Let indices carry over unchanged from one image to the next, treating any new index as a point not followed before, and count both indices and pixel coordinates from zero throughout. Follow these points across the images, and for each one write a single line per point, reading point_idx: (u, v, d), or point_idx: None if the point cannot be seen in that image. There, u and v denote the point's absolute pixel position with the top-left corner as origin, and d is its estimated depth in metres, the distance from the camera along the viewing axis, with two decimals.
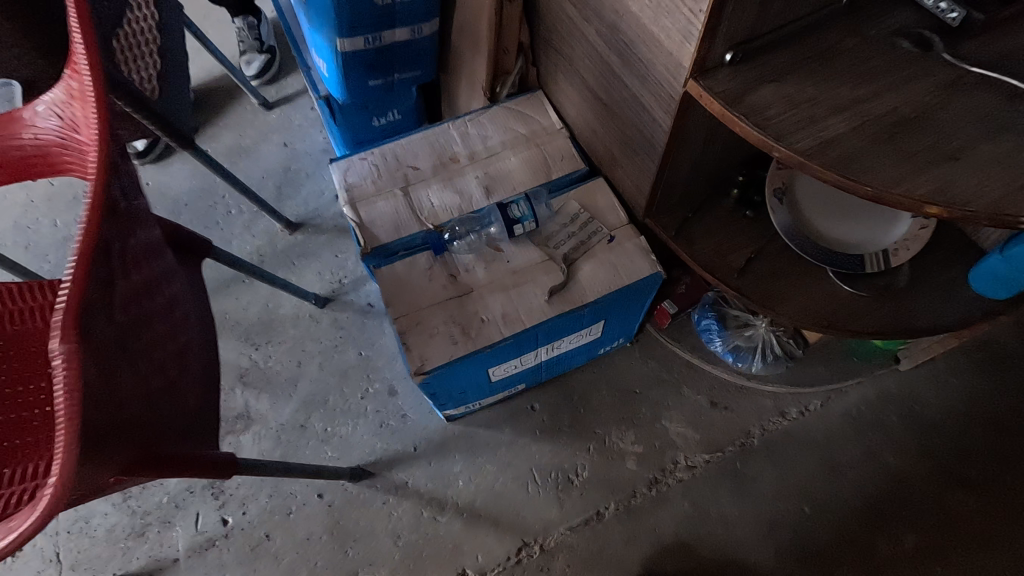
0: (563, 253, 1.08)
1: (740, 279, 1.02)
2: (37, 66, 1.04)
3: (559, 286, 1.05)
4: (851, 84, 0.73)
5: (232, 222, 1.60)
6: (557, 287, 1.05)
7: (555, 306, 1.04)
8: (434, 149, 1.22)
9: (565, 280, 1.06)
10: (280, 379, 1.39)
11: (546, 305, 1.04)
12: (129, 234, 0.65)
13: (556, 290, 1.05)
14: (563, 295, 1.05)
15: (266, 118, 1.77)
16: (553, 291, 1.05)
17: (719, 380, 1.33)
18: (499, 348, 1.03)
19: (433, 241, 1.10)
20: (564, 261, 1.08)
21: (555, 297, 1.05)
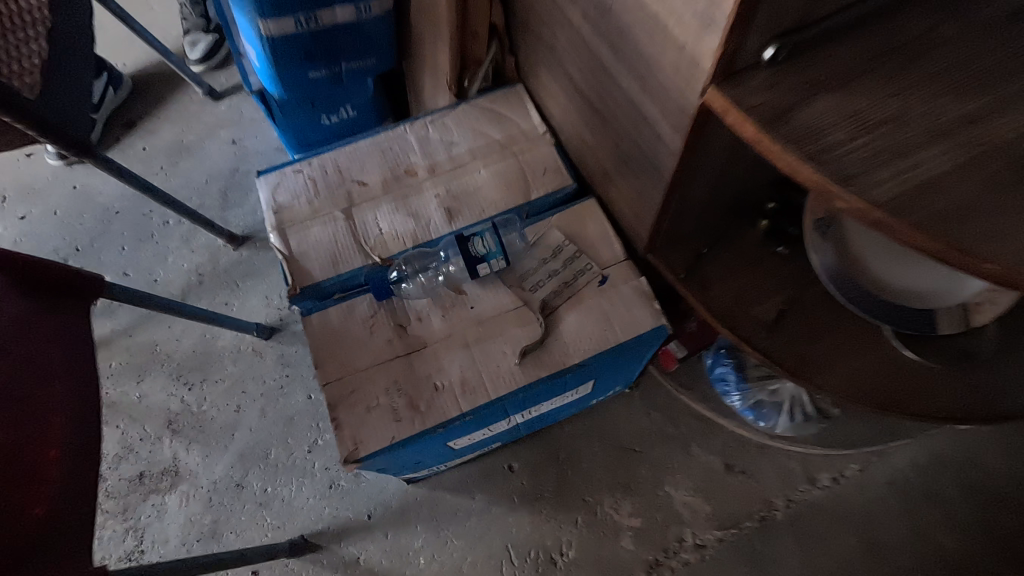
0: (541, 299, 0.85)
1: (769, 339, 0.78)
2: None
3: (535, 343, 0.82)
4: (956, 91, 0.48)
5: (169, 235, 1.38)
6: (532, 344, 0.82)
7: (530, 369, 0.81)
8: (386, 159, 0.98)
9: (542, 335, 0.83)
10: (215, 427, 1.18)
11: (517, 367, 0.82)
12: None
13: (531, 348, 0.82)
14: (540, 355, 0.82)
15: (213, 111, 1.53)
16: (526, 350, 0.82)
17: (735, 438, 1.10)
18: (455, 425, 0.80)
19: (373, 281, 0.86)
20: (542, 309, 0.85)
21: (529, 357, 0.82)
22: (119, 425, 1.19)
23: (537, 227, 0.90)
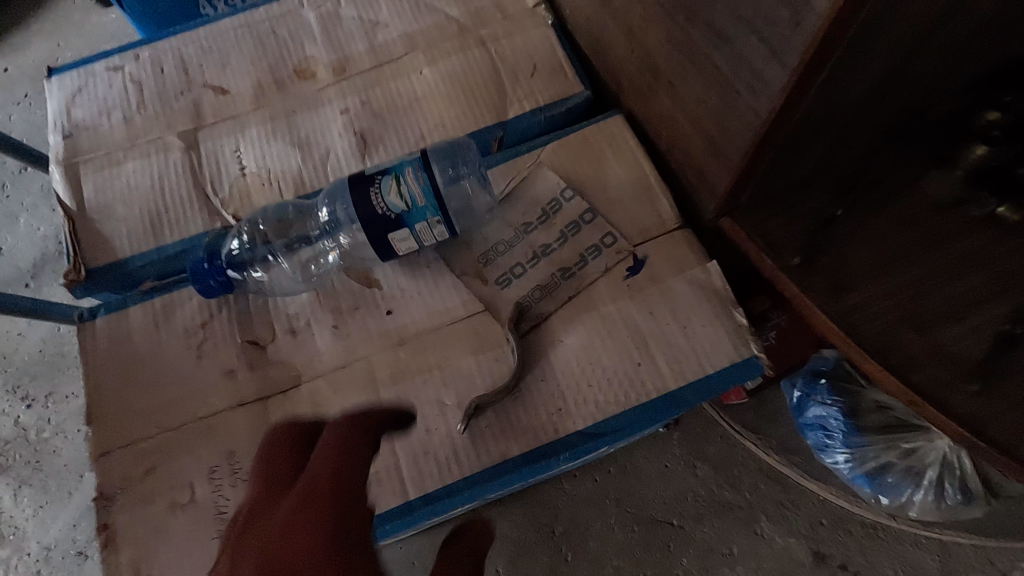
0: (518, 302, 0.45)
1: (984, 398, 0.38)
2: None
3: (499, 389, 0.43)
4: None
5: (26, 187, 1.00)
6: (493, 391, 0.42)
7: (488, 440, 0.42)
8: (266, 49, 0.57)
9: (515, 372, 0.43)
10: (58, 465, 0.81)
11: (461, 435, 0.42)
12: None
13: (491, 399, 0.42)
14: (510, 410, 0.43)
15: (103, 21, 1.13)
16: (481, 403, 0.42)
17: (832, 511, 0.69)
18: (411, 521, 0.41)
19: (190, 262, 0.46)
20: (515, 319, 0.45)
21: (487, 413, 0.43)
22: None
23: (516, 166, 0.50)
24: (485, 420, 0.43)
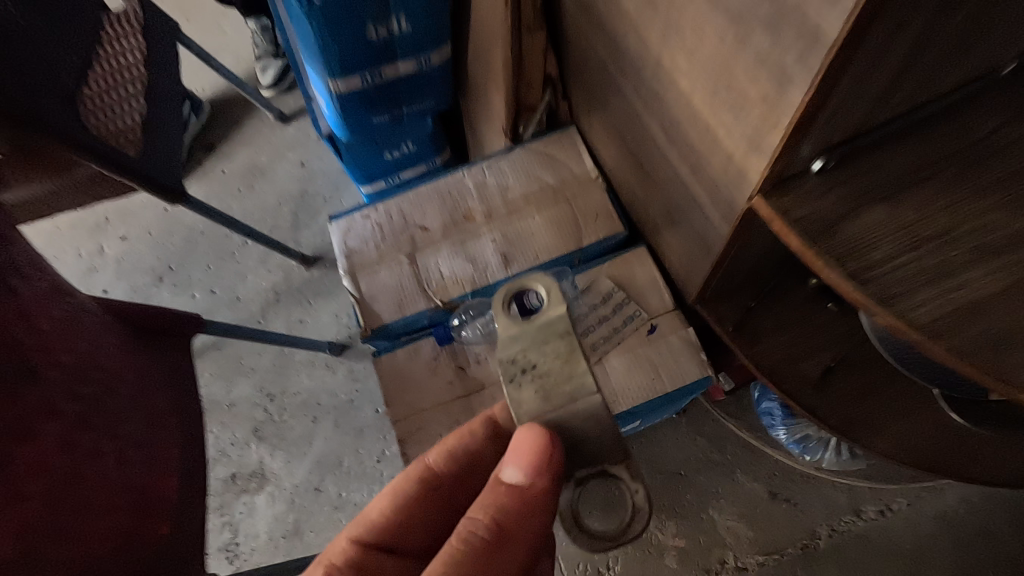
0: (522, 286, 0.48)
1: (816, 398, 0.80)
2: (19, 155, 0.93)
3: (560, 380, 0.46)
4: (1007, 212, 0.49)
5: (249, 255, 1.50)
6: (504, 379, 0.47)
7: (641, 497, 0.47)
8: (446, 203, 1.04)
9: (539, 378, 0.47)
10: (295, 435, 1.31)
11: (563, 492, 0.50)
12: None
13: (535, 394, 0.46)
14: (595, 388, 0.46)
15: (283, 135, 1.62)
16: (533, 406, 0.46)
17: (781, 467, 1.13)
18: None
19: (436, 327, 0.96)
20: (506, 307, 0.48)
21: (559, 399, 0.46)
22: (212, 430, 1.34)
23: (589, 274, 0.95)
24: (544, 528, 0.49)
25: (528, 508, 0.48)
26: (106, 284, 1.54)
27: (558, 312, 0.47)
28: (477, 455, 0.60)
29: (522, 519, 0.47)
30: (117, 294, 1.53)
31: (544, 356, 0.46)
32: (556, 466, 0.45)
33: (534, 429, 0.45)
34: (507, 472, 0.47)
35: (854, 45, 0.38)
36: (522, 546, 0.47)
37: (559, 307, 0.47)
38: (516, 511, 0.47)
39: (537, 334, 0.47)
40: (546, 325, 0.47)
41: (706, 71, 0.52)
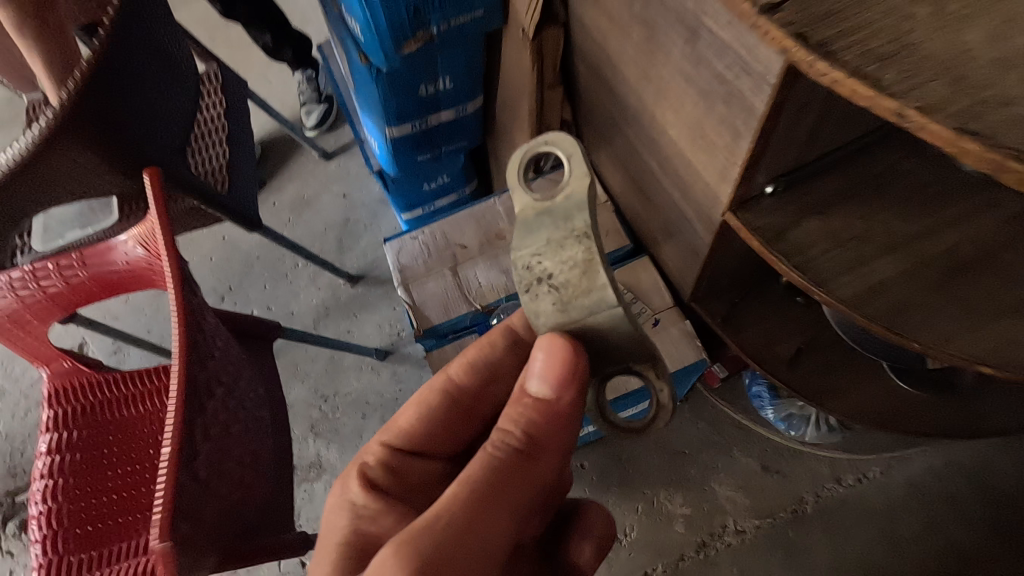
0: (542, 146, 0.57)
1: (788, 374, 0.99)
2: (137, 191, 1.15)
3: (580, 286, 0.56)
4: (905, 218, 0.69)
5: (300, 275, 1.71)
6: (526, 284, 0.57)
7: (665, 395, 0.62)
8: (481, 225, 1.25)
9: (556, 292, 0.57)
10: (347, 430, 1.50)
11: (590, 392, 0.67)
12: (206, 360, 0.78)
13: (552, 300, 0.57)
14: (615, 295, 0.55)
15: (326, 170, 1.84)
16: (554, 318, 0.57)
17: (771, 444, 1.31)
18: None
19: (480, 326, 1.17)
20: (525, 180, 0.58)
21: (580, 306, 0.56)
22: None
23: None
24: (563, 429, 0.63)
25: (552, 416, 0.62)
26: None
27: (579, 177, 0.56)
28: (495, 365, 0.72)
29: (546, 425, 0.61)
30: None
31: (565, 265, 0.56)
32: (578, 385, 0.60)
33: (558, 337, 0.58)
34: (536, 386, 0.61)
35: (777, 114, 0.58)
36: (546, 446, 0.62)
37: (579, 173, 0.56)
38: (542, 419, 0.61)
39: (556, 224, 0.56)
40: (565, 222, 0.56)
41: (687, 124, 0.73)
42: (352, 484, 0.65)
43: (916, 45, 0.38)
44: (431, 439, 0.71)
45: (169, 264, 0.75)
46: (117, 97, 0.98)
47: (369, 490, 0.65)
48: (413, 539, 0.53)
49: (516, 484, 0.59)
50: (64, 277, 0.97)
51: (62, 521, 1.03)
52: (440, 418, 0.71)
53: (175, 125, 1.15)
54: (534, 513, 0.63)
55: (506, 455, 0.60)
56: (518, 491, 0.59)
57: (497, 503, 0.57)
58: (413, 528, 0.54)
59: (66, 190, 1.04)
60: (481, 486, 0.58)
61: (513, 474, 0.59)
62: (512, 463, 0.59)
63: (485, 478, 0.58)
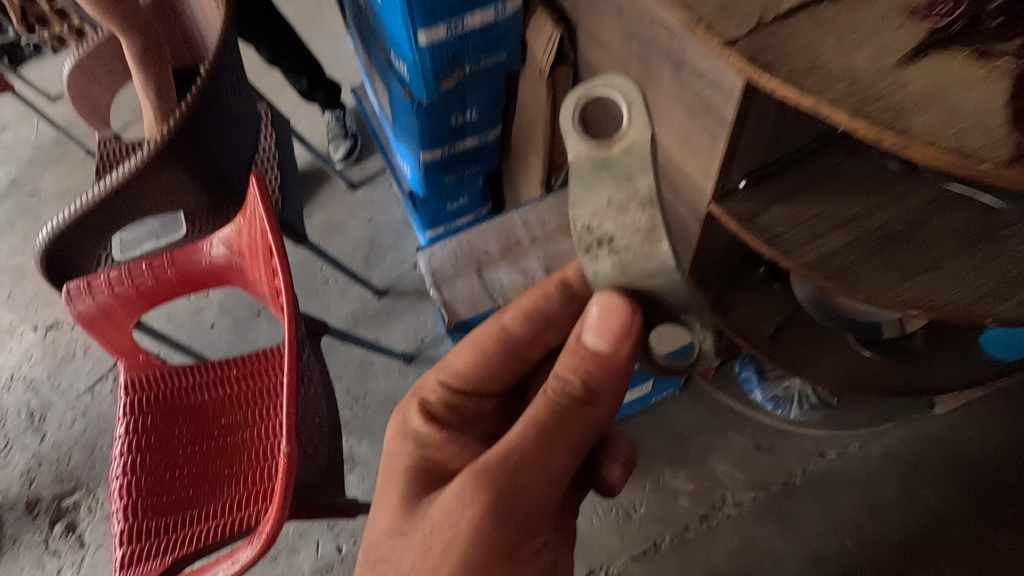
0: (602, 90, 0.63)
1: (770, 347, 1.17)
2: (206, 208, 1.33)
3: (642, 249, 0.70)
4: (848, 202, 0.89)
5: (330, 290, 1.88)
6: (590, 242, 0.71)
7: (710, 345, 0.74)
8: (501, 234, 1.44)
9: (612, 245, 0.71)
10: (377, 427, 1.65)
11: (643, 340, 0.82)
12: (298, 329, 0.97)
13: (613, 262, 0.72)
14: (670, 255, 0.69)
15: (352, 198, 2.05)
16: (613, 276, 0.73)
17: (761, 425, 1.48)
18: None
19: None
20: (581, 127, 0.66)
21: (638, 265, 0.71)
22: None
23: None
24: (616, 376, 0.76)
25: (604, 366, 0.75)
26: (212, 319, 1.90)
27: (637, 126, 0.64)
28: (547, 315, 0.86)
29: (601, 374, 0.75)
30: (222, 325, 1.89)
31: (627, 228, 0.69)
32: (629, 339, 0.73)
33: (617, 300, 0.72)
34: (591, 340, 0.74)
35: (742, 122, 0.79)
36: (601, 392, 0.75)
37: (638, 121, 0.64)
38: (598, 368, 0.74)
39: (618, 183, 0.67)
40: (628, 183, 0.66)
41: (676, 134, 0.93)
42: (413, 415, 0.85)
43: (824, 63, 0.58)
44: (483, 379, 0.88)
45: (277, 249, 0.93)
46: (206, 127, 1.20)
47: (427, 421, 0.84)
48: (492, 461, 0.70)
49: (573, 422, 0.73)
50: (156, 274, 1.14)
51: (140, 492, 1.17)
52: (492, 362, 0.87)
53: (242, 152, 1.36)
54: (591, 444, 0.78)
55: (565, 396, 0.74)
56: (575, 429, 0.74)
57: (556, 436, 0.72)
58: (487, 461, 0.70)
59: (154, 204, 1.24)
60: (542, 428, 0.72)
61: (571, 413, 0.73)
62: (570, 404, 0.73)
63: (547, 416, 0.73)
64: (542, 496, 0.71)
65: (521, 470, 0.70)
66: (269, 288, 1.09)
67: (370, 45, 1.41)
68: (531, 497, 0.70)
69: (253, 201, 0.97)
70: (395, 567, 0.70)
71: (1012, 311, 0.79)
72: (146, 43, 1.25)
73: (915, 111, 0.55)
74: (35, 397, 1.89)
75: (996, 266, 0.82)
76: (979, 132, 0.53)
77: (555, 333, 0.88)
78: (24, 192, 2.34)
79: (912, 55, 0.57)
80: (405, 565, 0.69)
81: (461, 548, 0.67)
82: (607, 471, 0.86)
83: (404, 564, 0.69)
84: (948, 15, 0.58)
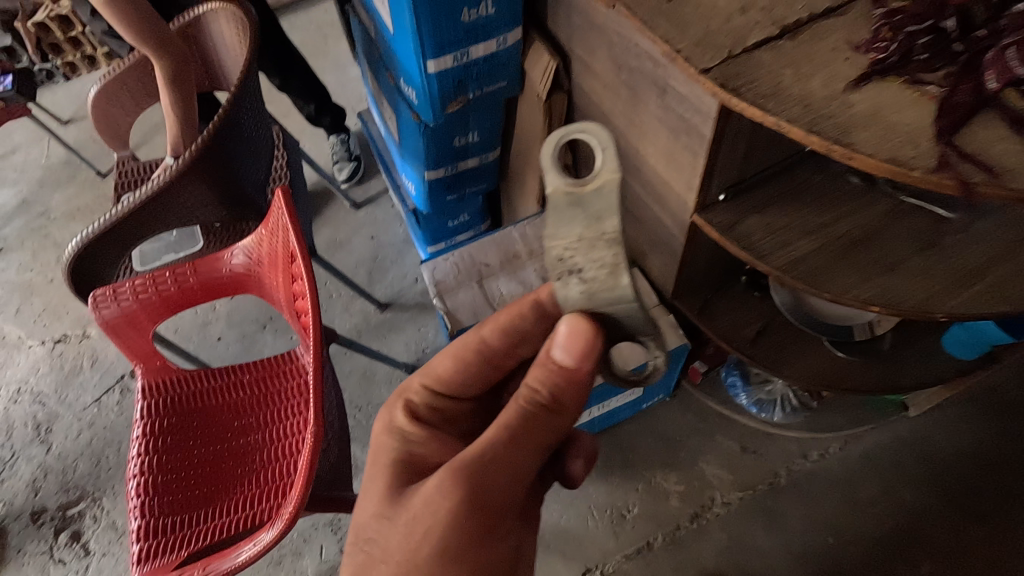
0: (577, 132, 0.59)
1: (752, 349, 1.26)
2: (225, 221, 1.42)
3: (606, 283, 0.62)
4: (815, 213, 1.00)
5: (334, 303, 1.96)
6: (558, 272, 0.63)
7: (662, 363, 0.70)
8: (501, 247, 1.53)
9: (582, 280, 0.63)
10: None
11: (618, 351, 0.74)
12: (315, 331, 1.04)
13: (580, 289, 0.64)
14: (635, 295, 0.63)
15: (356, 216, 2.14)
16: (582, 303, 0.66)
17: (747, 428, 1.56)
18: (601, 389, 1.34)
19: None
20: (558, 163, 0.60)
21: (604, 297, 0.64)
22: None
23: None
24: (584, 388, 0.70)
25: (572, 380, 0.68)
26: (220, 332, 1.96)
27: (609, 173, 0.58)
28: (520, 330, 0.76)
29: (568, 389, 0.68)
30: (230, 338, 1.95)
31: (595, 265, 0.61)
32: (597, 354, 0.67)
33: (579, 319, 0.66)
34: (559, 354, 0.67)
35: (719, 140, 0.89)
36: (568, 406, 0.69)
37: (609, 168, 0.58)
38: (565, 382, 0.68)
39: (588, 222, 0.60)
40: (596, 223, 0.59)
41: (662, 152, 1.04)
42: (398, 413, 0.77)
43: (784, 89, 0.69)
44: (464, 386, 0.80)
45: (301, 256, 1.01)
46: (229, 146, 1.29)
47: (413, 420, 0.77)
48: (456, 476, 0.63)
49: (539, 439, 0.67)
50: (178, 281, 1.22)
51: (156, 491, 1.22)
52: (471, 371, 0.78)
53: (258, 169, 1.45)
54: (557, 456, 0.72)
55: (531, 413, 0.67)
56: (540, 446, 0.67)
57: (521, 454, 0.66)
58: (452, 468, 0.63)
59: (177, 217, 1.32)
60: (508, 439, 0.66)
61: (537, 430, 0.67)
62: (536, 420, 0.67)
63: (512, 433, 0.66)
64: (506, 516, 0.65)
65: (486, 488, 0.63)
66: (285, 294, 1.17)
67: (379, 73, 1.52)
68: (494, 517, 0.64)
69: (277, 212, 1.06)
70: (381, 553, 0.64)
71: (960, 306, 0.88)
72: (177, 68, 1.41)
73: (860, 128, 0.65)
74: (42, 409, 1.93)
75: (946, 267, 0.92)
76: (911, 145, 0.63)
77: (531, 348, 0.78)
78: (34, 211, 2.41)
79: (858, 82, 0.68)
80: (393, 552, 0.63)
81: (438, 546, 0.61)
82: (570, 465, 0.81)
83: (391, 551, 0.63)
84: (885, 50, 0.68)
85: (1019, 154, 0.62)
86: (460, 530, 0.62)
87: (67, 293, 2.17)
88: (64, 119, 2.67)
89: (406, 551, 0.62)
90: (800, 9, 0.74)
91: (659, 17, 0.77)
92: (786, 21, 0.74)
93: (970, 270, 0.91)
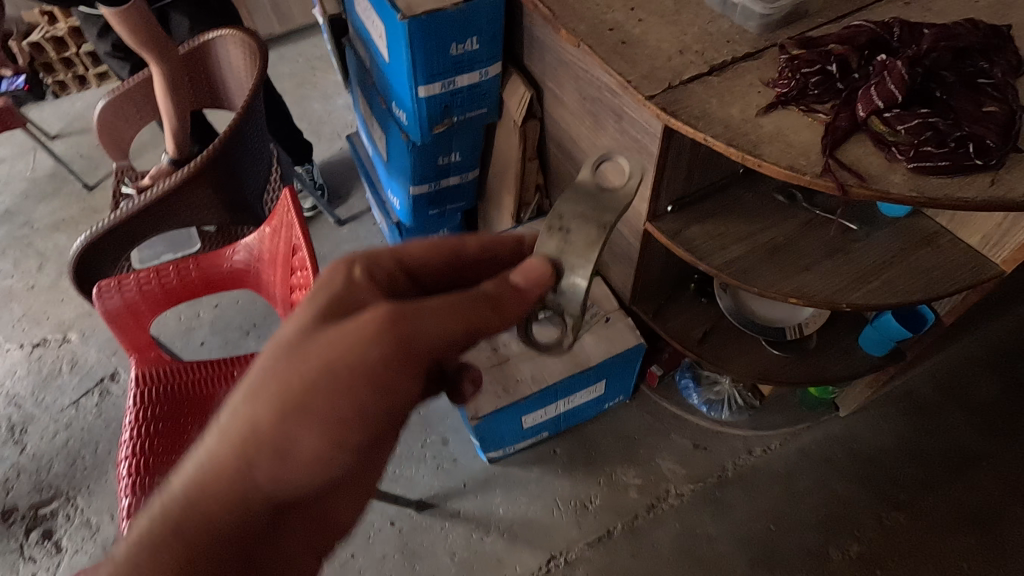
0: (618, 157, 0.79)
1: (699, 347, 1.42)
2: (225, 223, 1.53)
3: (580, 251, 0.75)
4: (748, 223, 1.18)
5: None
6: (551, 223, 0.77)
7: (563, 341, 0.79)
8: None
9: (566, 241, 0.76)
10: None
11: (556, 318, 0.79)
12: None
13: (559, 242, 0.76)
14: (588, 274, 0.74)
15: (339, 232, 2.27)
16: (552, 253, 0.75)
17: (698, 427, 1.71)
18: (569, 381, 1.47)
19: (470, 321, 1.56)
20: (597, 171, 0.80)
21: (571, 259, 0.75)
22: None
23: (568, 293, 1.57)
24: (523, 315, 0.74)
25: (518, 297, 0.71)
26: (203, 337, 2.03)
27: (626, 194, 0.77)
28: (495, 257, 0.85)
29: (513, 300, 0.71)
30: (213, 343, 2.02)
31: (581, 233, 0.76)
32: (545, 287, 0.72)
33: (541, 270, 0.72)
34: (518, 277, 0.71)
35: (665, 157, 1.07)
36: (507, 313, 0.71)
37: (628, 192, 0.77)
38: (511, 295, 0.71)
39: (592, 207, 0.77)
40: (598, 211, 0.76)
41: None
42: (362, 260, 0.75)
43: (711, 113, 0.87)
44: (426, 265, 0.81)
45: (308, 260, 1.13)
46: (235, 155, 1.42)
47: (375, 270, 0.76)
48: (391, 313, 0.65)
49: (469, 320, 0.69)
50: (180, 273, 1.32)
51: (144, 472, 1.28)
52: (439, 259, 0.81)
53: (258, 174, 1.57)
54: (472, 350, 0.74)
55: (473, 297, 0.70)
56: (467, 329, 0.69)
57: (449, 323, 0.68)
58: (389, 312, 0.65)
59: (179, 219, 1.43)
60: (445, 309, 0.67)
61: (472, 312, 0.69)
62: (476, 304, 0.69)
63: (449, 303, 0.68)
64: (412, 373, 0.67)
65: (411, 337, 0.66)
66: (282, 290, 1.28)
67: (372, 99, 1.69)
68: (402, 369, 0.66)
69: (286, 213, 1.18)
70: (298, 355, 0.66)
71: (861, 298, 1.07)
72: (172, 81, 1.58)
73: (767, 144, 0.84)
74: (17, 411, 1.94)
75: (850, 268, 1.11)
76: (804, 157, 0.82)
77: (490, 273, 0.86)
78: (17, 221, 2.45)
79: (766, 109, 0.87)
80: (310, 357, 0.65)
81: (352, 365, 0.64)
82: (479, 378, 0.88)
83: (309, 353, 0.65)
84: (786, 86, 0.87)
85: (883, 165, 0.82)
86: (373, 360, 0.65)
87: (48, 299, 2.21)
88: (52, 134, 2.74)
89: (321, 363, 0.65)
90: (726, 53, 0.94)
91: (615, 55, 0.96)
92: (714, 62, 0.93)
93: (869, 271, 1.10)
